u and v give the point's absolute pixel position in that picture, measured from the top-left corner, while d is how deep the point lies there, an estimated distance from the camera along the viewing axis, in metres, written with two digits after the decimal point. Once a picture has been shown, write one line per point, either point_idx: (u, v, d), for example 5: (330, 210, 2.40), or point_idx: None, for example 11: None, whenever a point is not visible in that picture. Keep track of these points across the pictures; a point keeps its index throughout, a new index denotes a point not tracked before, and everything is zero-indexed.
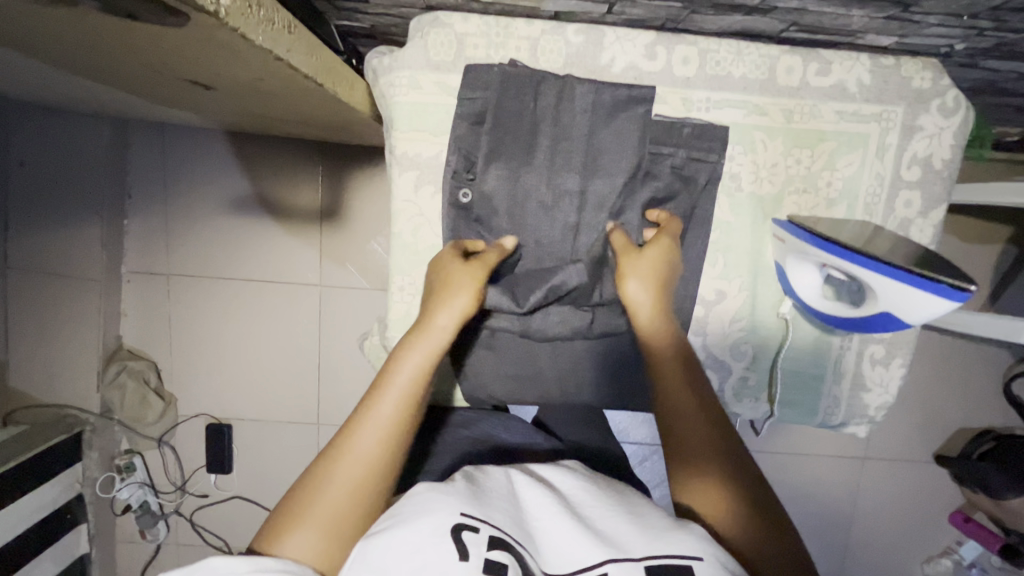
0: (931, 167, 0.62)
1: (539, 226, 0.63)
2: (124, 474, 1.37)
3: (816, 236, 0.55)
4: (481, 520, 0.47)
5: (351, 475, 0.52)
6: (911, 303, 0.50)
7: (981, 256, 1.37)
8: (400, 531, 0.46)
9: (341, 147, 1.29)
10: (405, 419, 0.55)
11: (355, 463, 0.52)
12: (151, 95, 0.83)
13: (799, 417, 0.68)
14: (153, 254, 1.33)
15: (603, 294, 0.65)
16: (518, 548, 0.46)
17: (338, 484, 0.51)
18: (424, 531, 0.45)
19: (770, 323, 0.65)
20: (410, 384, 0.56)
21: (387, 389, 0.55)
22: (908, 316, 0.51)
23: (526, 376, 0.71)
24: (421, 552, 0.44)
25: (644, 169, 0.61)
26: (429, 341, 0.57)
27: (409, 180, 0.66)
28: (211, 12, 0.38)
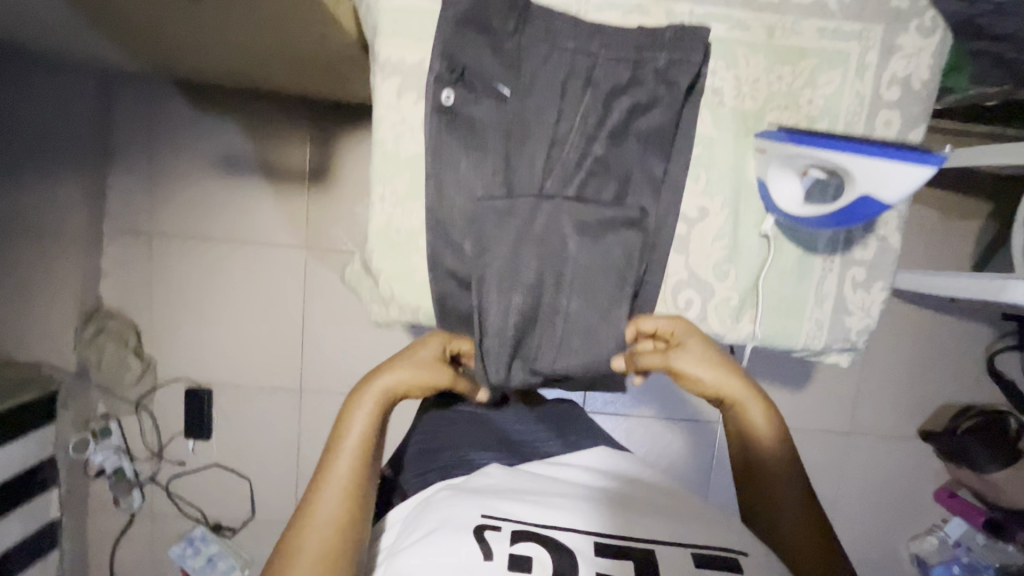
0: (910, 88, 0.63)
1: (524, 134, 0.60)
2: (98, 438, 1.33)
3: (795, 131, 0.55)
4: (501, 520, 0.64)
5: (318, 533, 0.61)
6: (884, 176, 0.50)
7: (963, 228, 1.37)
8: (440, 530, 0.62)
9: (328, 108, 1.29)
10: (359, 475, 0.65)
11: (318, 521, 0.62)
12: (137, 18, 0.81)
13: (781, 342, 0.68)
14: (134, 213, 1.30)
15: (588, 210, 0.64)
16: (540, 533, 0.63)
17: (312, 540, 0.61)
18: (456, 533, 0.62)
19: (752, 242, 0.65)
20: (359, 448, 0.66)
21: (339, 455, 0.66)
22: (890, 192, 0.51)
23: None
24: (459, 544, 0.60)
25: (629, 77, 0.60)
26: (371, 405, 0.68)
27: (392, 89, 0.61)
28: None
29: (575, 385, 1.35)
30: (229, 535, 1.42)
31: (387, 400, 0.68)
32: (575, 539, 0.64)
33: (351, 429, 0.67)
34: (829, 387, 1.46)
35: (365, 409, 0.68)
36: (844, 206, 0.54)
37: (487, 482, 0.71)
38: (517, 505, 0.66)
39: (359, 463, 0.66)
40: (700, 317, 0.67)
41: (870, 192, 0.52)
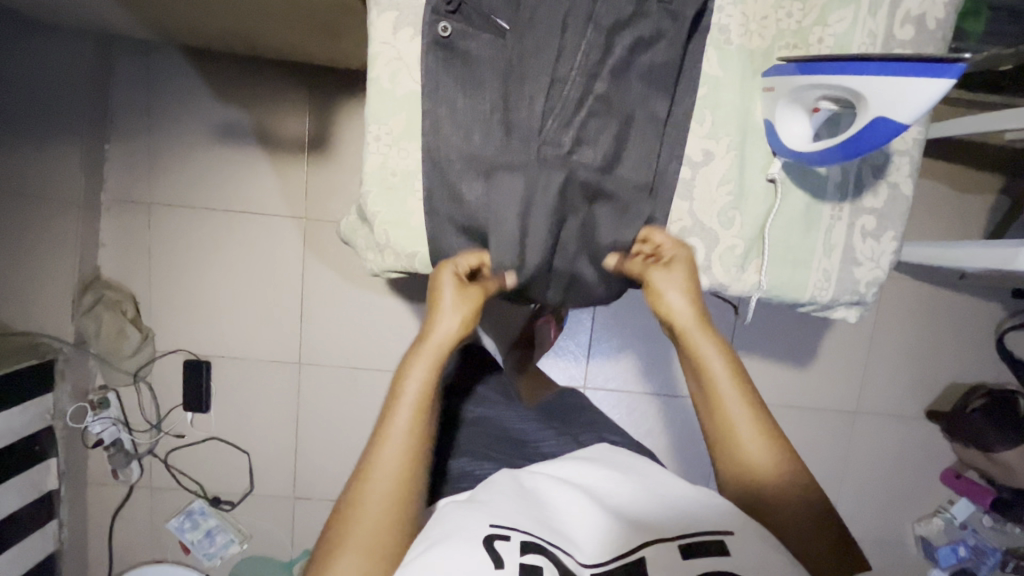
0: (924, 26, 0.61)
1: (524, 70, 0.58)
2: (96, 409, 1.33)
3: (803, 62, 0.54)
4: (509, 529, 0.55)
5: (379, 494, 0.58)
6: (887, 89, 0.47)
7: (974, 203, 1.35)
8: (436, 550, 0.52)
9: (328, 77, 1.27)
10: (418, 434, 0.61)
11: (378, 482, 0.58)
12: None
13: (788, 294, 0.66)
14: (134, 181, 1.31)
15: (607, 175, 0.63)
16: (552, 549, 0.55)
17: (373, 501, 0.58)
18: (460, 542, 0.53)
19: (759, 188, 0.63)
20: (418, 405, 0.62)
21: (397, 412, 0.61)
22: (899, 111, 0.47)
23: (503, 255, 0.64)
24: (460, 560, 0.51)
25: (633, 11, 0.58)
26: (428, 357, 0.63)
27: (387, 24, 0.59)
28: None
29: (578, 360, 1.33)
30: (227, 509, 1.41)
31: (439, 352, 0.63)
32: (576, 563, 0.55)
33: (407, 385, 0.62)
34: (834, 365, 1.43)
35: (422, 361, 0.63)
36: (851, 134, 0.51)
37: (490, 488, 0.62)
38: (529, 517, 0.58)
39: (420, 421, 0.61)
40: (704, 266, 0.65)
41: (879, 113, 0.48)
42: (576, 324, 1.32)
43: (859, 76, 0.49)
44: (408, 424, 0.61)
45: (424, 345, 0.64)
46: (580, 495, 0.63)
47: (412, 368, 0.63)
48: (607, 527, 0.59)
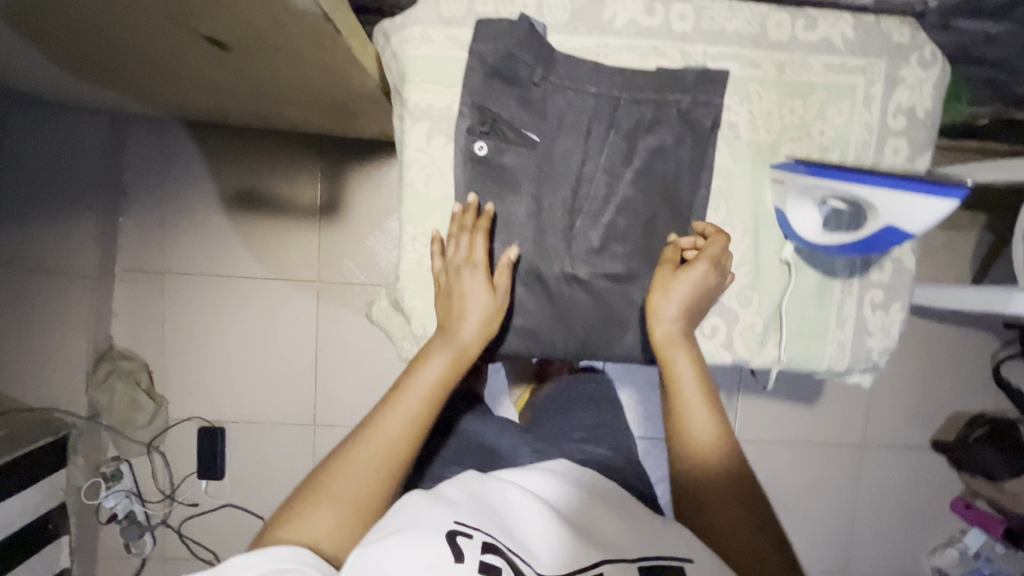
0: (914, 117, 0.66)
1: (555, 174, 0.63)
2: (110, 482, 1.31)
3: (818, 164, 0.57)
4: (474, 527, 0.53)
5: (367, 459, 0.55)
6: (899, 204, 0.52)
7: (961, 242, 1.41)
8: (395, 535, 0.50)
9: (338, 146, 1.31)
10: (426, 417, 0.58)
11: (371, 447, 0.56)
12: (167, 68, 0.82)
13: (807, 364, 0.69)
14: (147, 252, 1.32)
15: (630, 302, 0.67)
16: (512, 554, 0.52)
17: (360, 467, 0.54)
18: (423, 532, 0.51)
19: (774, 268, 0.67)
20: (431, 391, 0.59)
21: (412, 387, 0.58)
22: (910, 227, 0.53)
23: (535, 342, 0.66)
24: (423, 547, 0.49)
25: (653, 117, 0.63)
26: (450, 350, 0.60)
27: (421, 133, 0.63)
28: None
29: None
30: None
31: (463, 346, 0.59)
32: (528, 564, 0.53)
33: (428, 368, 0.59)
34: (840, 401, 1.47)
35: (443, 352, 0.60)
36: (864, 237, 0.57)
37: (458, 483, 0.59)
38: (493, 521, 0.55)
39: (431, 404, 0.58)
40: (726, 343, 0.68)
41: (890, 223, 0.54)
42: None
43: (870, 190, 0.53)
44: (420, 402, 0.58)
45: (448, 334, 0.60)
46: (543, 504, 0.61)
47: (432, 353, 0.60)
48: (570, 536, 0.57)
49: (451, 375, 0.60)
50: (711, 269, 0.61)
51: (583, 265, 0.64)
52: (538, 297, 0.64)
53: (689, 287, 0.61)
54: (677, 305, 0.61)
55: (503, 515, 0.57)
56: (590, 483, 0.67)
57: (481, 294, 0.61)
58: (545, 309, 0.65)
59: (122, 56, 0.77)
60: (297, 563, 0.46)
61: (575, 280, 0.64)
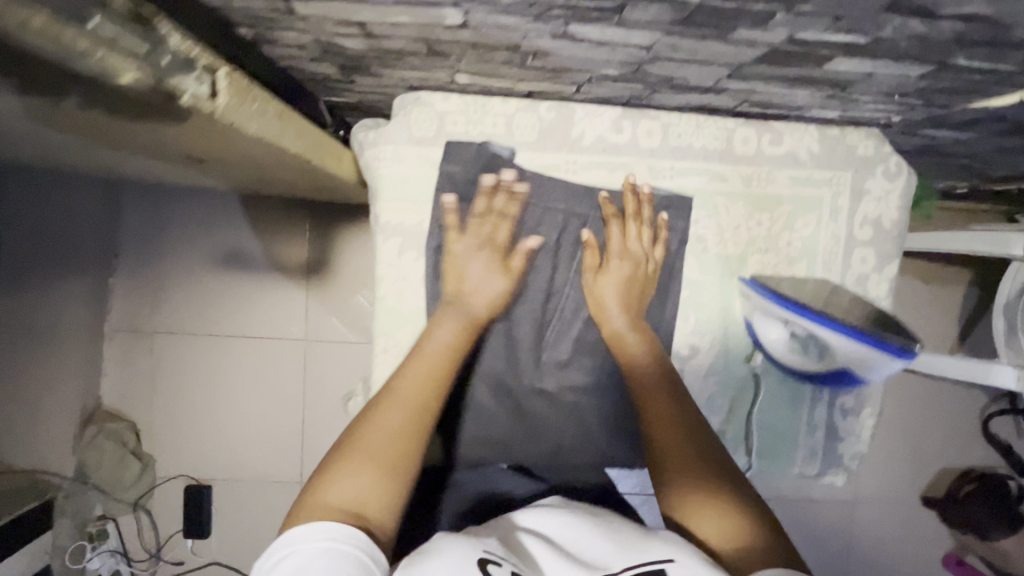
0: (881, 227, 0.67)
1: (525, 289, 0.64)
2: (95, 542, 1.31)
3: (792, 301, 0.57)
4: (503, 557, 0.46)
5: (393, 423, 0.53)
6: (856, 354, 0.54)
7: (946, 297, 1.42)
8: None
9: (327, 207, 1.32)
10: (444, 377, 0.57)
11: (394, 412, 0.54)
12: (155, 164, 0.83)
13: (778, 468, 0.69)
14: (139, 312, 1.34)
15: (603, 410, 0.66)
16: None
17: (382, 434, 0.52)
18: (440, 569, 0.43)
19: (744, 376, 0.68)
20: (444, 356, 0.57)
21: (421, 355, 0.57)
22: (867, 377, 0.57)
23: (506, 451, 0.66)
24: None
25: (620, 233, 0.64)
26: (460, 316, 0.59)
27: (393, 247, 0.64)
28: (208, 112, 0.42)
29: None
30: None
31: (471, 314, 0.59)
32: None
33: (437, 335, 0.58)
34: None
35: (453, 319, 0.59)
36: (825, 371, 0.60)
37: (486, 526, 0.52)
38: (525, 554, 0.48)
39: (445, 366, 0.57)
40: None
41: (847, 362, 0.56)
42: None
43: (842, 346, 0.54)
44: (432, 366, 0.57)
45: (453, 306, 0.60)
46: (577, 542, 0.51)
47: (440, 322, 0.59)
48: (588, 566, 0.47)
49: (462, 339, 0.59)
50: (626, 262, 0.63)
51: (552, 376, 0.65)
52: (509, 409, 0.65)
53: (617, 277, 0.63)
54: (610, 295, 0.62)
55: (537, 552, 0.49)
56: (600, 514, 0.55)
57: (486, 267, 0.61)
58: (516, 420, 0.66)
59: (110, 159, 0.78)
60: (354, 544, 0.45)
61: (544, 393, 0.66)
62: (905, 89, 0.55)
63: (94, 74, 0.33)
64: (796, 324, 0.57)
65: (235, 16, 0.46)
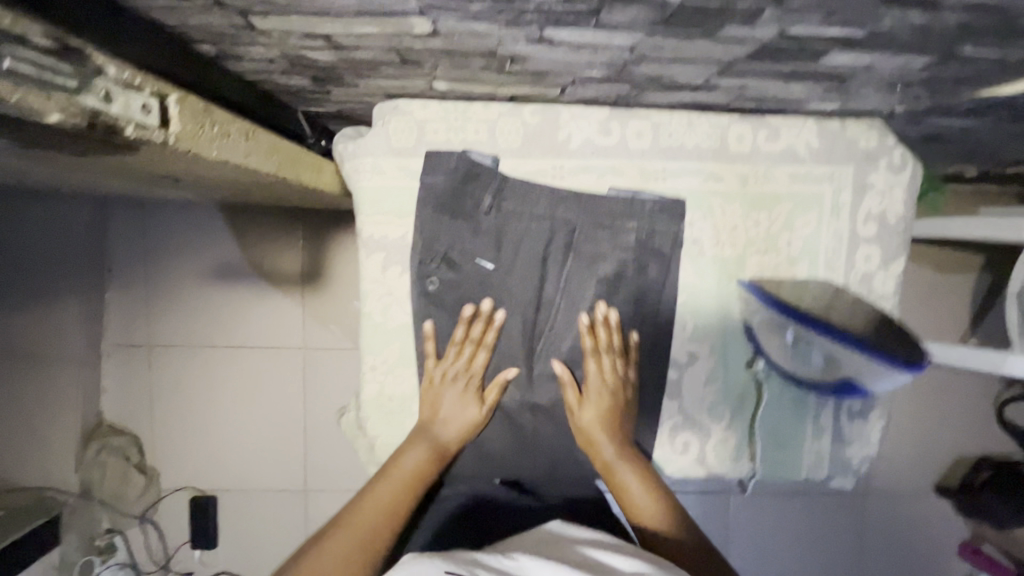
0: (886, 223, 0.64)
1: (513, 300, 0.61)
2: (104, 555, 1.32)
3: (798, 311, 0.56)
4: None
5: (346, 544, 0.54)
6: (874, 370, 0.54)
7: (957, 284, 1.38)
8: None
9: (319, 214, 1.30)
10: (402, 503, 0.58)
11: (350, 532, 0.55)
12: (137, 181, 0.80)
13: (784, 476, 0.67)
14: (134, 328, 1.32)
15: None
16: None
17: (339, 549, 0.54)
18: None
19: (745, 382, 0.65)
20: (408, 481, 0.59)
21: (388, 476, 0.59)
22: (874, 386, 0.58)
23: (502, 466, 0.64)
24: None
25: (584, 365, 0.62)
26: (428, 443, 0.61)
27: (377, 262, 0.62)
28: (161, 142, 0.41)
29: None
30: None
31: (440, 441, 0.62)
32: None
33: (404, 459, 0.60)
34: None
35: (418, 444, 0.61)
36: (835, 382, 0.61)
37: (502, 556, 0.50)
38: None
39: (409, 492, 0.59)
40: (700, 458, 0.66)
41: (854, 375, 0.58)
42: None
43: (854, 358, 0.55)
44: (396, 487, 0.59)
45: (421, 432, 0.62)
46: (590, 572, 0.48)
47: (410, 445, 0.61)
48: None
49: (430, 464, 0.61)
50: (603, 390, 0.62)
51: (545, 389, 0.63)
52: (501, 424, 0.63)
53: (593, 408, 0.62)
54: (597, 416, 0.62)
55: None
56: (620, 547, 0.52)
57: (456, 398, 0.62)
58: (509, 435, 0.64)
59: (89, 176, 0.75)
60: None
61: (537, 407, 0.63)
62: (909, 78, 0.52)
63: (22, 115, 0.32)
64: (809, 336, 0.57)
65: (195, 32, 0.45)
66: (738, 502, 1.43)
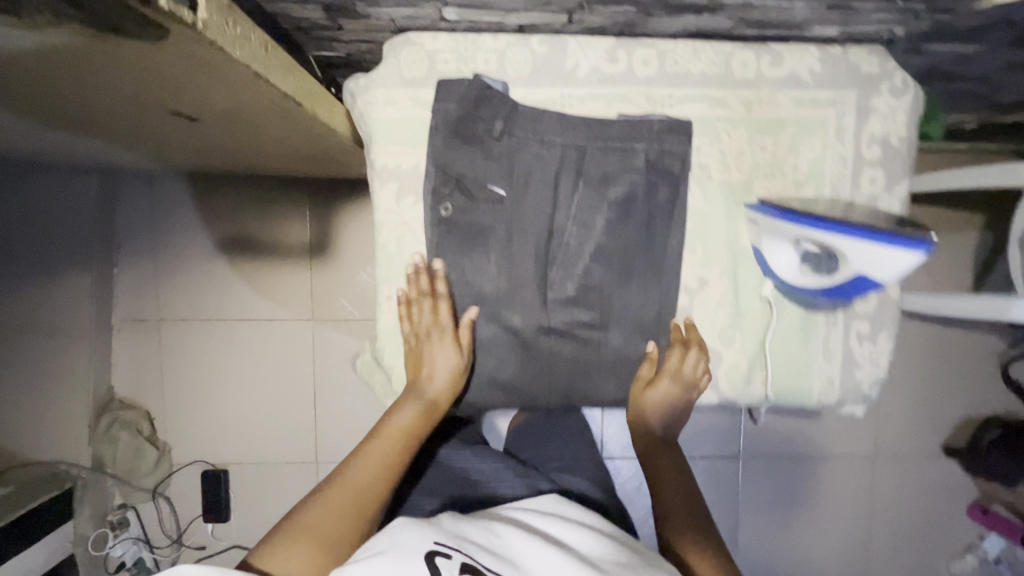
0: (889, 146, 0.65)
1: (525, 226, 0.62)
2: (117, 530, 1.31)
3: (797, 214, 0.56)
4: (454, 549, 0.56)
5: (347, 499, 0.61)
6: (872, 258, 0.53)
7: (959, 244, 1.39)
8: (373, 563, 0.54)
9: (324, 186, 1.32)
10: (397, 458, 0.65)
11: (349, 487, 0.61)
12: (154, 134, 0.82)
13: (795, 400, 0.68)
14: (143, 302, 1.33)
15: (614, 346, 0.65)
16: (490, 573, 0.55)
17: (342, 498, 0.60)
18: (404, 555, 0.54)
19: (755, 306, 0.66)
20: (403, 436, 0.66)
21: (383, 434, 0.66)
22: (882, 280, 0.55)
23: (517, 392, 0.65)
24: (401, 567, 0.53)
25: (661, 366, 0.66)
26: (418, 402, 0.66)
27: (391, 193, 0.63)
28: (191, 26, 0.41)
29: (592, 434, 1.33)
30: None
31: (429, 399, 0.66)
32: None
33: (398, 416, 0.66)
34: None
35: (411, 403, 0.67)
36: (845, 282, 0.57)
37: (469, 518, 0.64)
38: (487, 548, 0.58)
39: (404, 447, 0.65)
40: (711, 383, 0.67)
41: (859, 272, 0.55)
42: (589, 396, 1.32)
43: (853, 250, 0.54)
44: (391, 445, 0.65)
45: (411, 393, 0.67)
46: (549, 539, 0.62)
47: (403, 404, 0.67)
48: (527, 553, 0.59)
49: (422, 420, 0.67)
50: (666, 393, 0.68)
51: (558, 315, 0.63)
52: (516, 351, 0.64)
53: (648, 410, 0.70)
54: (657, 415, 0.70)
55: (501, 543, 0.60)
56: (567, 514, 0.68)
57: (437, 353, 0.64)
58: (523, 362, 0.64)
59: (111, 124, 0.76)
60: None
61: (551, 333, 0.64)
62: None
63: None
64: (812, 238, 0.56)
65: None
66: (746, 466, 1.43)
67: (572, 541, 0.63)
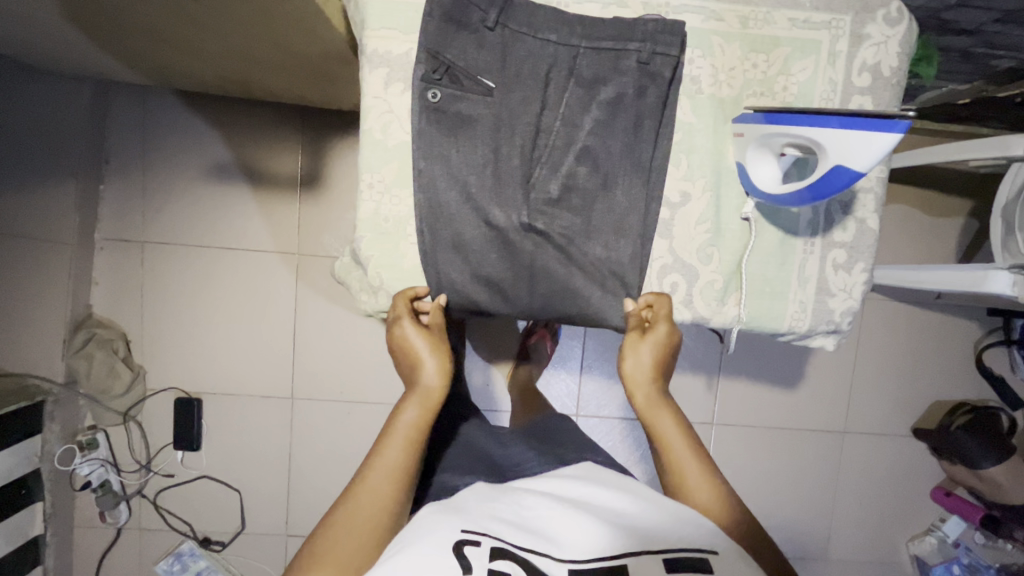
0: (880, 74, 0.65)
1: (513, 119, 0.63)
2: (85, 450, 1.31)
3: (779, 114, 0.58)
4: (481, 534, 0.56)
5: (362, 511, 0.58)
6: (856, 143, 0.53)
7: (945, 227, 1.40)
8: (405, 553, 0.53)
9: (317, 118, 1.30)
10: (409, 458, 0.62)
11: (361, 499, 0.59)
12: (147, 30, 0.81)
13: (768, 325, 0.70)
14: (127, 220, 1.32)
15: (596, 249, 0.67)
16: (519, 552, 0.54)
17: (357, 511, 0.58)
18: (432, 545, 0.54)
19: (734, 226, 0.68)
20: (411, 435, 0.63)
21: (392, 437, 0.63)
22: (861, 174, 0.55)
23: (500, 287, 0.68)
24: (432, 559, 0.52)
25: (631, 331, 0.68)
26: (421, 397, 0.65)
27: (381, 79, 0.64)
28: None
29: (568, 389, 1.34)
30: (217, 550, 1.38)
31: (433, 391, 0.65)
32: (550, 561, 0.55)
33: (403, 416, 0.64)
34: (822, 385, 1.45)
35: (416, 401, 0.65)
36: (816, 180, 0.57)
37: (482, 492, 0.64)
38: (504, 523, 0.58)
39: (412, 449, 0.63)
40: (687, 300, 0.69)
41: (837, 162, 0.55)
42: (567, 351, 1.33)
43: (830, 136, 0.54)
44: (399, 449, 0.62)
45: (414, 387, 0.65)
46: (561, 502, 0.63)
47: (405, 405, 0.65)
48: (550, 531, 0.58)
49: (426, 416, 0.65)
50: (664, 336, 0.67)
51: (540, 215, 0.65)
52: (497, 246, 0.66)
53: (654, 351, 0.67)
54: (645, 366, 0.67)
55: (520, 514, 0.60)
56: (591, 482, 0.67)
57: (428, 343, 0.66)
58: (506, 260, 0.67)
59: (103, 13, 0.76)
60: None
61: (532, 231, 0.65)
62: None
63: None
64: (790, 135, 0.57)
65: None
66: (718, 434, 1.45)
67: (591, 502, 0.63)
